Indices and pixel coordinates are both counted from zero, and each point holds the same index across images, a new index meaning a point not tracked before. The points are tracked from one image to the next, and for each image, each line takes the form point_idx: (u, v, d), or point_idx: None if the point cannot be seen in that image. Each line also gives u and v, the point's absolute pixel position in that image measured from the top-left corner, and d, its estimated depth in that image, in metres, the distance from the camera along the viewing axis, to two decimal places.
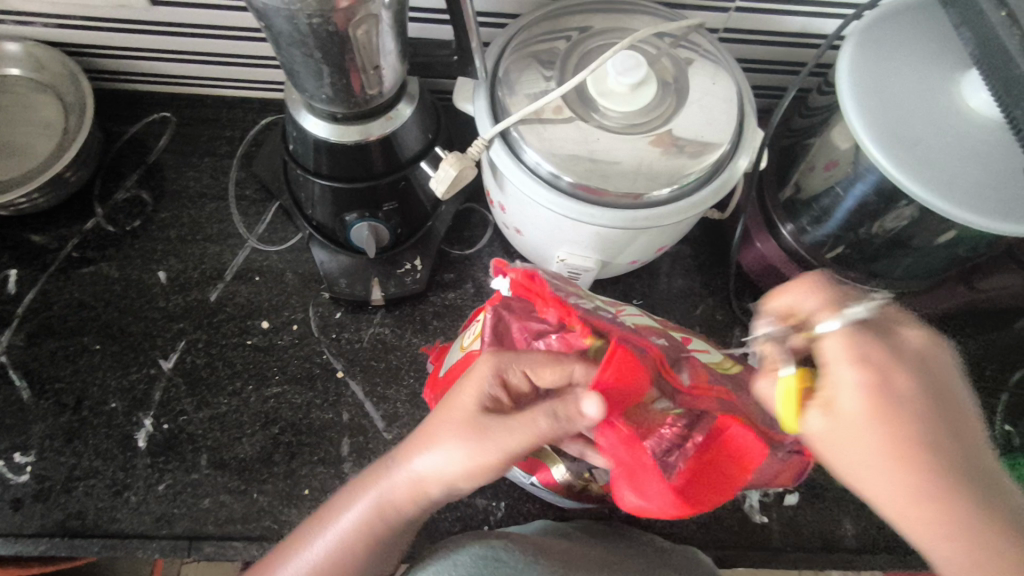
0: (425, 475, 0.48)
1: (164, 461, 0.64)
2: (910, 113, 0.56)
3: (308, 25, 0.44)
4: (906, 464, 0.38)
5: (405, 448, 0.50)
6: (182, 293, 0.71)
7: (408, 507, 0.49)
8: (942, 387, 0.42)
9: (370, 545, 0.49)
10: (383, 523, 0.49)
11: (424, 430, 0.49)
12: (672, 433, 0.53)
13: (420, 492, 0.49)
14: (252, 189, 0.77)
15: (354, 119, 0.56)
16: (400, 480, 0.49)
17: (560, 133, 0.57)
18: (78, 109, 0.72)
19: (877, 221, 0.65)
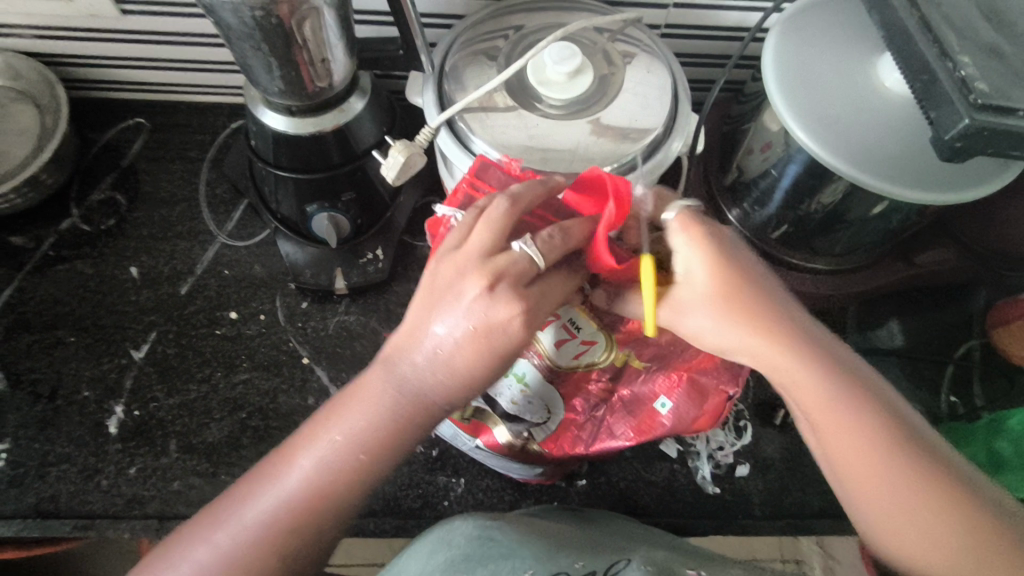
0: (373, 426, 0.45)
1: (135, 446, 0.67)
2: (830, 94, 0.59)
3: (253, 18, 0.48)
4: (807, 361, 0.46)
5: (349, 399, 0.46)
6: (153, 287, 0.74)
7: (349, 470, 0.44)
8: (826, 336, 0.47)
9: (306, 517, 0.43)
10: (317, 496, 0.44)
11: (361, 386, 0.46)
12: (596, 389, 0.51)
13: (366, 448, 0.44)
14: (222, 189, 0.80)
15: (308, 112, 0.60)
16: (336, 441, 0.45)
17: (502, 121, 0.60)
18: (54, 114, 0.76)
19: (816, 197, 0.66)
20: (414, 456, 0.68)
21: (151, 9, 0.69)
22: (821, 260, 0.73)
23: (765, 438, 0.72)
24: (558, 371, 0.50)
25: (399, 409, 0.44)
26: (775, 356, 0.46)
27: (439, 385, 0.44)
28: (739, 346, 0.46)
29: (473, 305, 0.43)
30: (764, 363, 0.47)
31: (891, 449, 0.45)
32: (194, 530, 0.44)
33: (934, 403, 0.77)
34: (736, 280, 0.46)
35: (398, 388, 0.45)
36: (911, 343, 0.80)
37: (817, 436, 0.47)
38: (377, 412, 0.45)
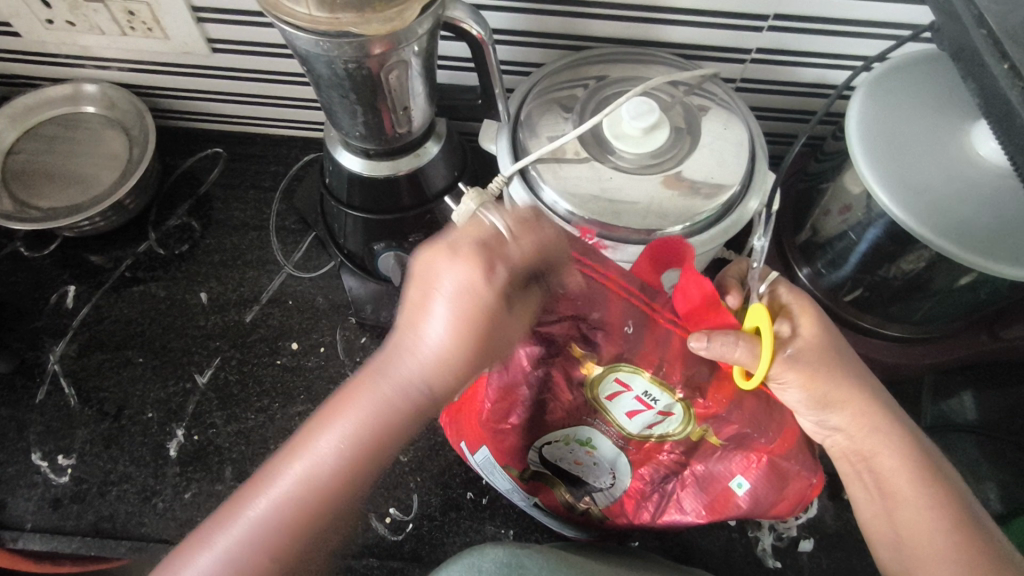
0: (359, 438, 0.39)
1: (192, 470, 0.68)
2: (918, 160, 0.57)
3: (347, 67, 0.50)
4: (895, 436, 0.48)
5: (338, 399, 0.40)
6: (220, 314, 0.76)
7: (337, 485, 0.39)
8: (914, 436, 0.49)
9: (299, 530, 0.39)
10: (312, 500, 0.39)
11: (343, 394, 0.40)
12: (668, 461, 0.47)
13: (343, 472, 0.39)
14: (291, 220, 0.83)
15: (385, 155, 0.61)
16: (325, 444, 0.39)
17: (575, 173, 0.60)
18: (141, 143, 0.78)
19: (895, 263, 0.64)
20: (463, 502, 0.68)
21: (240, 48, 0.72)
22: (896, 327, 0.70)
23: (831, 512, 0.68)
24: (628, 440, 0.46)
25: (388, 415, 0.39)
26: (870, 424, 0.48)
27: (435, 369, 0.39)
28: (835, 406, 0.48)
29: (447, 275, 0.38)
30: (853, 428, 0.48)
31: (966, 542, 0.45)
32: (193, 542, 0.40)
33: (1016, 488, 0.72)
34: (832, 347, 0.48)
35: (397, 379, 0.39)
36: (993, 420, 0.75)
37: (889, 516, 0.48)
38: (368, 416, 0.39)
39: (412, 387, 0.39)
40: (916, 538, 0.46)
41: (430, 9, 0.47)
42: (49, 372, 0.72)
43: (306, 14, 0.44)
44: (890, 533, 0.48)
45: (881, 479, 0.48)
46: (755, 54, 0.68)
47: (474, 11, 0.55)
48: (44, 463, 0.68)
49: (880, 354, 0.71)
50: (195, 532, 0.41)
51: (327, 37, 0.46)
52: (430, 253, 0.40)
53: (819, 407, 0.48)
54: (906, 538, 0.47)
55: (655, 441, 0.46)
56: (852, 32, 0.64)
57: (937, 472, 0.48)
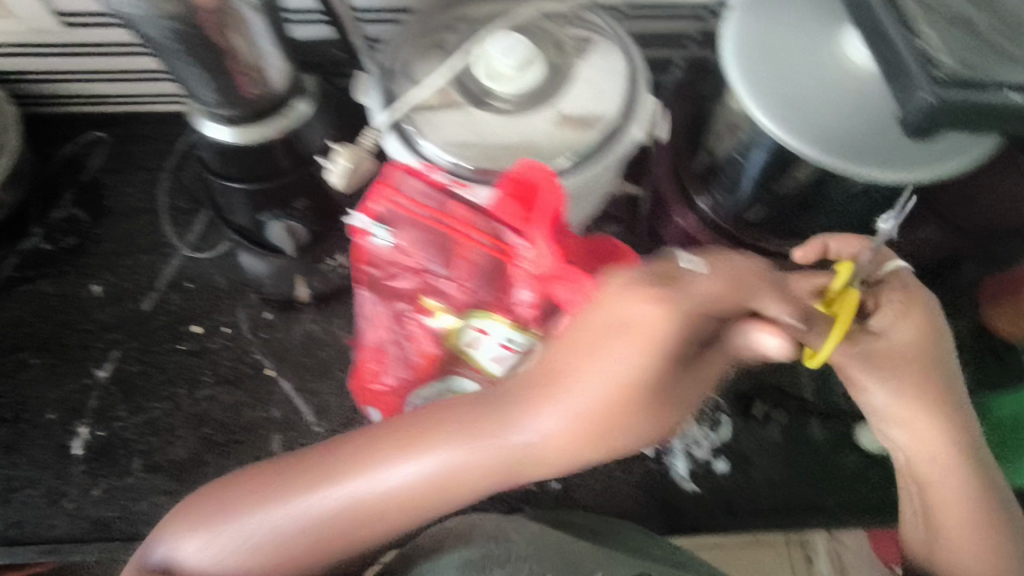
0: (414, 484, 0.45)
1: (99, 467, 0.66)
2: (794, 70, 0.56)
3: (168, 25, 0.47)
4: (947, 442, 0.52)
5: (425, 433, 0.46)
6: (116, 304, 0.73)
7: (394, 506, 0.46)
8: (966, 438, 0.52)
9: (327, 540, 0.47)
10: (335, 523, 0.46)
11: (415, 433, 0.46)
12: None
13: (391, 506, 0.46)
14: (184, 200, 0.79)
15: (248, 119, 0.58)
16: (407, 474, 0.45)
17: (449, 119, 0.57)
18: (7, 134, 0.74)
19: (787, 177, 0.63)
20: None
21: (96, 21, 0.69)
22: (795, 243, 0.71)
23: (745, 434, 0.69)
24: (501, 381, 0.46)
25: (491, 462, 0.44)
26: (949, 427, 0.52)
27: (563, 458, 0.43)
28: (938, 420, 0.52)
29: (628, 354, 0.40)
30: (916, 445, 0.53)
31: (993, 532, 0.52)
32: (237, 498, 0.48)
33: None
34: (926, 349, 0.51)
35: (522, 450, 0.43)
36: None
37: (927, 512, 0.54)
38: (449, 463, 0.45)
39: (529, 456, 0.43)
40: (958, 542, 0.52)
41: None
42: None
43: None
44: (925, 526, 0.55)
45: (927, 487, 0.53)
46: None
47: None
48: None
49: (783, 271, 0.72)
50: (240, 490, 0.48)
51: None
52: (624, 297, 0.42)
53: (894, 418, 0.52)
54: (949, 540, 0.53)
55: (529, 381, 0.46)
56: None
57: (972, 478, 0.52)
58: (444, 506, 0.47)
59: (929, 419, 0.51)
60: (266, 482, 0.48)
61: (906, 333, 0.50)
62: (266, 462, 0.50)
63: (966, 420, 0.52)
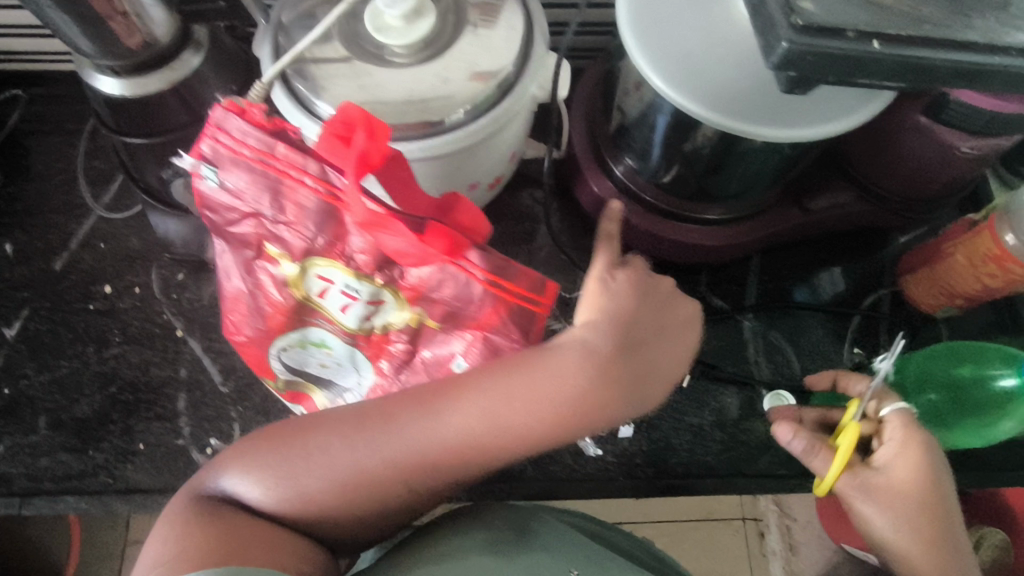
0: (439, 447, 0.43)
1: (4, 423, 0.66)
2: (682, 22, 0.55)
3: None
4: (931, 551, 0.48)
5: (446, 400, 0.43)
6: (26, 264, 0.73)
7: (419, 467, 0.43)
8: (952, 551, 0.48)
9: (360, 502, 0.44)
10: (380, 483, 0.43)
11: (434, 398, 0.43)
12: (397, 351, 0.47)
13: (419, 469, 0.43)
14: (100, 161, 0.78)
15: (132, 71, 0.57)
16: (414, 442, 0.43)
17: (334, 71, 0.57)
18: None
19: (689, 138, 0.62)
20: None
21: None
22: (710, 210, 0.70)
23: None
24: (353, 335, 0.46)
25: (507, 443, 0.42)
26: (934, 537, 0.48)
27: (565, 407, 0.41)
28: (923, 530, 0.48)
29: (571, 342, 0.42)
30: (905, 551, 0.48)
31: None
32: (248, 457, 0.44)
33: (836, 354, 0.73)
34: (929, 473, 0.49)
35: (489, 431, 0.42)
36: (819, 293, 0.76)
37: None
38: (474, 423, 0.42)
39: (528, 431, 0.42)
40: None
41: None
42: None
43: None
44: None
45: None
46: None
47: None
48: None
49: (696, 237, 0.70)
50: (256, 448, 0.45)
51: None
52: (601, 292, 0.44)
53: (886, 526, 0.49)
54: None
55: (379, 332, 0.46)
56: None
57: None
58: (475, 467, 0.44)
59: (911, 524, 0.48)
60: (294, 442, 0.44)
61: (904, 467, 0.49)
62: (293, 421, 0.45)
63: (954, 535, 0.49)
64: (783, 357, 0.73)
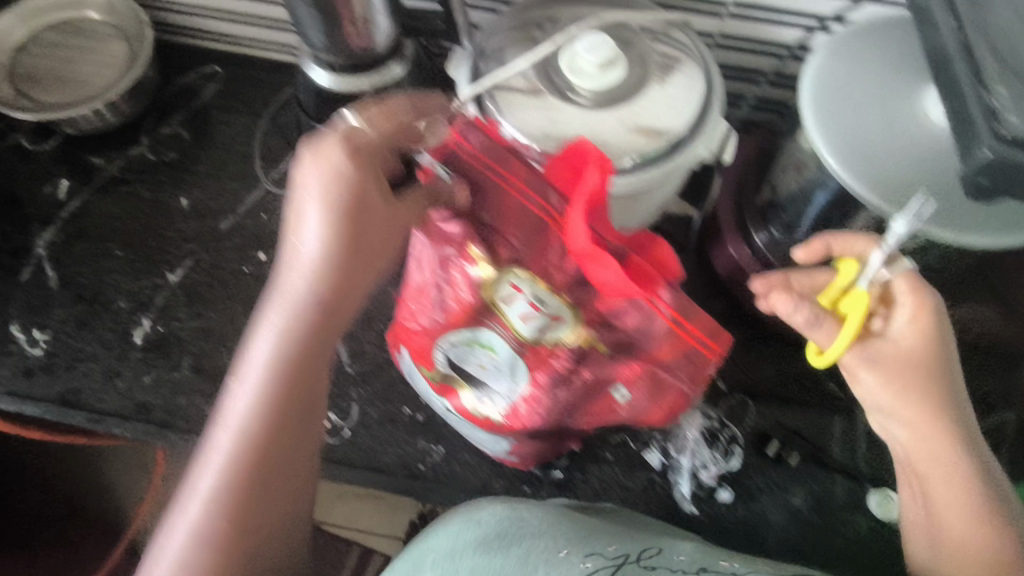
0: (251, 421, 0.49)
1: (153, 357, 0.73)
2: (866, 116, 0.58)
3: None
4: (934, 417, 0.53)
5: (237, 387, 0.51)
6: (197, 219, 0.80)
7: (255, 420, 0.49)
8: (957, 416, 0.54)
9: (255, 469, 0.49)
10: (243, 437, 0.48)
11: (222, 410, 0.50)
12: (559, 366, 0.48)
13: (272, 406, 0.49)
14: (276, 140, 0.86)
15: (348, 71, 0.64)
16: (240, 414, 0.49)
17: (526, 101, 0.61)
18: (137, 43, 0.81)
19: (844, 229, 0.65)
20: (400, 417, 0.71)
21: None
22: None
23: (753, 467, 0.69)
24: (523, 344, 0.48)
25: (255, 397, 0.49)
26: (933, 401, 0.53)
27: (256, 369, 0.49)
28: (923, 396, 0.53)
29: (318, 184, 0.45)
30: (909, 419, 0.54)
31: (986, 514, 0.52)
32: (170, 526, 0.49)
33: None
34: (935, 343, 0.53)
35: (264, 372, 0.49)
36: None
37: (924, 490, 0.55)
38: (260, 383, 0.49)
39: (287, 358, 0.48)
40: (950, 515, 0.53)
41: None
42: (36, 256, 0.77)
43: None
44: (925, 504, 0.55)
45: (921, 470, 0.54)
46: (733, 7, 0.69)
47: None
48: (21, 335, 0.73)
49: None
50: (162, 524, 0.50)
51: None
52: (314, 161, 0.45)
53: (890, 396, 0.54)
54: (941, 515, 0.53)
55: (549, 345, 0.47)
56: None
57: (972, 457, 0.53)
58: (257, 438, 0.49)
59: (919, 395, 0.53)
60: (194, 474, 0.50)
61: (914, 340, 0.53)
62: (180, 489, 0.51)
63: (950, 398, 0.54)
64: None
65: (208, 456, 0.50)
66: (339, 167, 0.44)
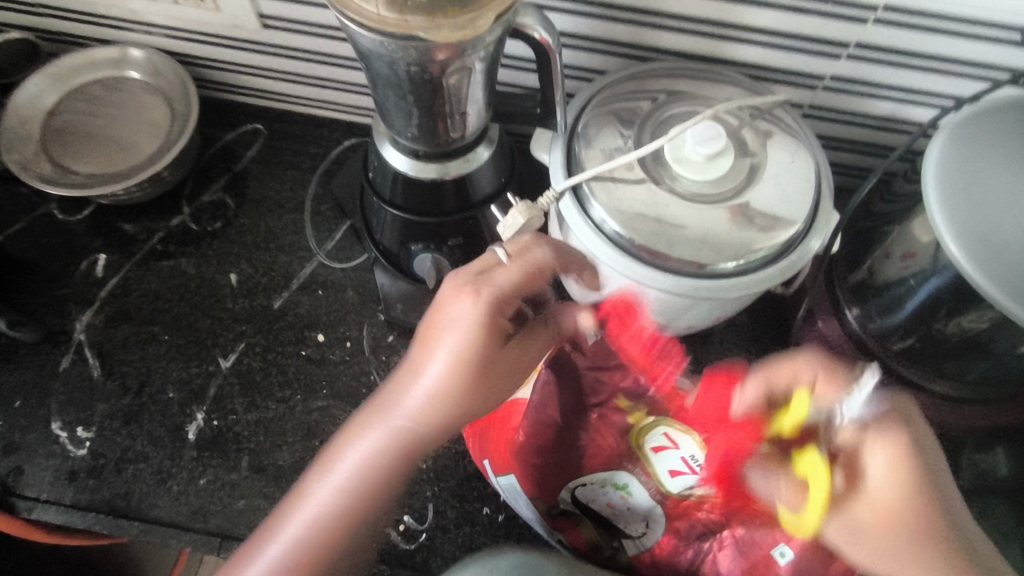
0: (344, 493, 0.51)
1: (208, 456, 0.67)
2: (1000, 214, 0.53)
3: (393, 69, 0.47)
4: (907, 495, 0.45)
5: (337, 447, 0.53)
6: (248, 297, 0.75)
7: (351, 499, 0.51)
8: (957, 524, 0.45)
9: (324, 545, 0.50)
10: (337, 512, 0.51)
11: (320, 466, 0.53)
12: (703, 519, 0.56)
13: (365, 489, 0.51)
14: (326, 206, 0.80)
15: (433, 157, 0.59)
16: (340, 475, 0.52)
17: (630, 193, 0.58)
18: (183, 120, 0.76)
19: (953, 320, 0.62)
20: (480, 518, 0.66)
21: (291, 26, 0.70)
22: (943, 384, 0.68)
23: None
24: (666, 495, 0.57)
25: (351, 479, 0.51)
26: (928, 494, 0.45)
27: (370, 454, 0.52)
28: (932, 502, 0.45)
29: (460, 311, 0.51)
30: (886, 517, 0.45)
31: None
32: (238, 561, 0.51)
33: None
34: (912, 462, 0.45)
35: (377, 455, 0.52)
36: None
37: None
38: (370, 458, 0.51)
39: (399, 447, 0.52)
40: None
41: (501, 16, 0.44)
42: (74, 341, 0.72)
43: (375, 14, 0.41)
44: None
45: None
46: (831, 81, 0.65)
47: (543, 15, 0.51)
48: (64, 433, 0.67)
49: (927, 411, 0.69)
50: (237, 558, 0.52)
51: (393, 38, 0.42)
52: (454, 288, 0.53)
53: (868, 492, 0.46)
54: None
55: (693, 499, 0.56)
56: (937, 68, 0.60)
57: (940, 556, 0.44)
58: (341, 515, 0.51)
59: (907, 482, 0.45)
60: (276, 520, 0.52)
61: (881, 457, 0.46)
62: (253, 533, 0.53)
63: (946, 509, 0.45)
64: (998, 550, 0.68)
65: (263, 546, 0.51)
66: (465, 315, 0.51)
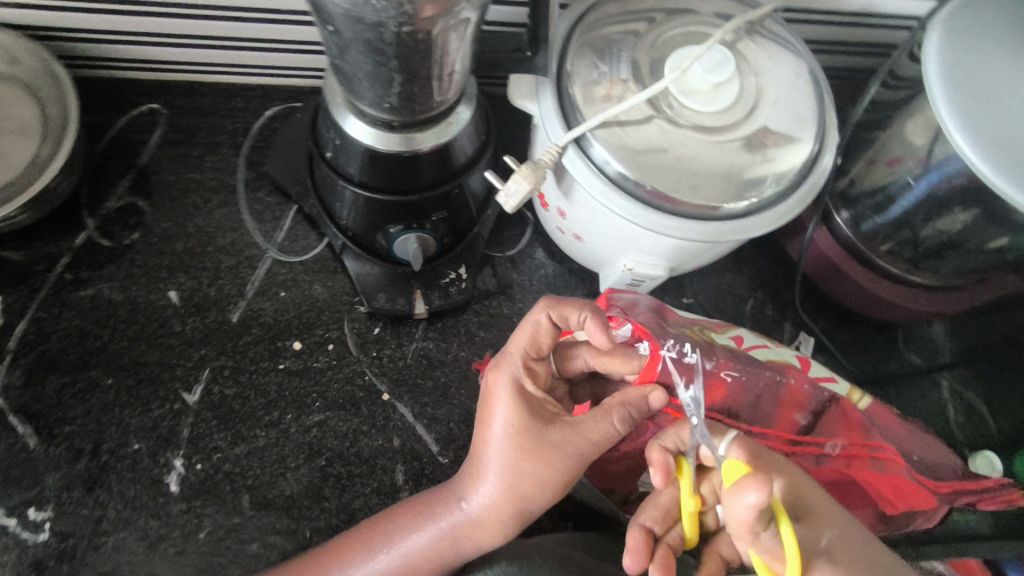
0: (421, 559, 0.46)
1: (202, 505, 0.59)
2: (1005, 109, 0.52)
3: (375, 34, 0.38)
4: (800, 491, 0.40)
5: (421, 505, 0.48)
6: (198, 316, 0.64)
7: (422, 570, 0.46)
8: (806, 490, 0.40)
9: None
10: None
11: (397, 521, 0.48)
12: None
13: (433, 567, 0.46)
14: (265, 192, 0.69)
15: (410, 127, 0.50)
16: (415, 546, 0.46)
17: (643, 136, 0.52)
18: (56, 137, 0.61)
19: (937, 217, 0.64)
20: None
21: None
22: None
23: None
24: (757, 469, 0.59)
25: (430, 553, 0.46)
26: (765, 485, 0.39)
27: (452, 533, 0.45)
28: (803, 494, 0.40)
29: (592, 426, 0.44)
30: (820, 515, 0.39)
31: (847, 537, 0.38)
32: None
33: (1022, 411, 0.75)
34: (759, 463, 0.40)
35: (457, 530, 0.45)
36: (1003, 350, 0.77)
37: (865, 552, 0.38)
38: (448, 529, 0.46)
39: (487, 533, 0.45)
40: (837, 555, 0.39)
41: None
42: None
43: None
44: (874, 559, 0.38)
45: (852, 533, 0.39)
46: None
47: None
48: (12, 520, 0.56)
49: (920, 303, 0.68)
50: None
51: None
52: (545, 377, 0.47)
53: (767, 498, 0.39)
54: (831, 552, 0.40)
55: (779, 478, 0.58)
56: None
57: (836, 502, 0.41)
58: None
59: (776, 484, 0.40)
60: (335, 554, 0.49)
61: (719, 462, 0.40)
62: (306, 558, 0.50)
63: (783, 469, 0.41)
64: (979, 415, 0.74)
65: None
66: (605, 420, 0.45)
